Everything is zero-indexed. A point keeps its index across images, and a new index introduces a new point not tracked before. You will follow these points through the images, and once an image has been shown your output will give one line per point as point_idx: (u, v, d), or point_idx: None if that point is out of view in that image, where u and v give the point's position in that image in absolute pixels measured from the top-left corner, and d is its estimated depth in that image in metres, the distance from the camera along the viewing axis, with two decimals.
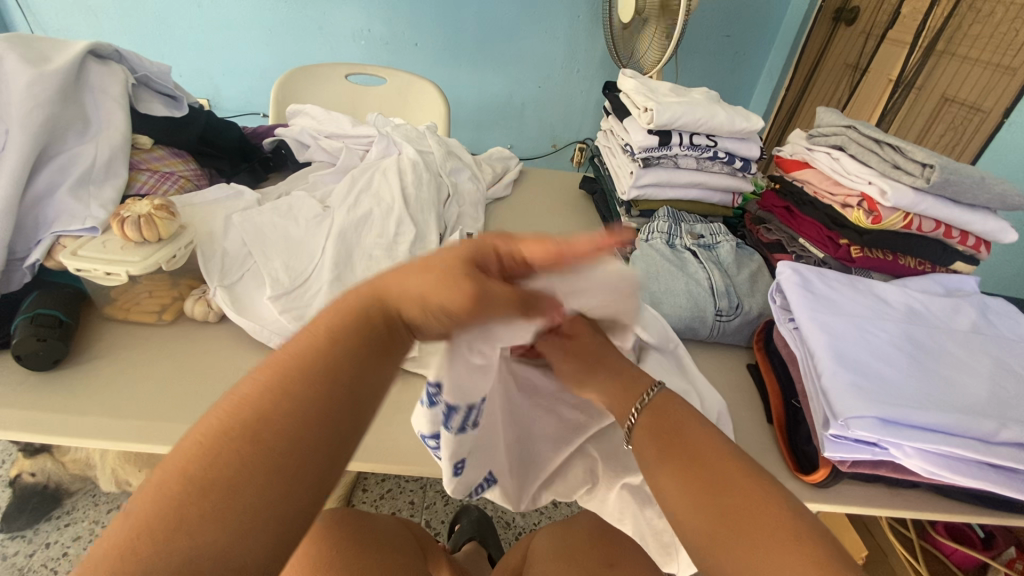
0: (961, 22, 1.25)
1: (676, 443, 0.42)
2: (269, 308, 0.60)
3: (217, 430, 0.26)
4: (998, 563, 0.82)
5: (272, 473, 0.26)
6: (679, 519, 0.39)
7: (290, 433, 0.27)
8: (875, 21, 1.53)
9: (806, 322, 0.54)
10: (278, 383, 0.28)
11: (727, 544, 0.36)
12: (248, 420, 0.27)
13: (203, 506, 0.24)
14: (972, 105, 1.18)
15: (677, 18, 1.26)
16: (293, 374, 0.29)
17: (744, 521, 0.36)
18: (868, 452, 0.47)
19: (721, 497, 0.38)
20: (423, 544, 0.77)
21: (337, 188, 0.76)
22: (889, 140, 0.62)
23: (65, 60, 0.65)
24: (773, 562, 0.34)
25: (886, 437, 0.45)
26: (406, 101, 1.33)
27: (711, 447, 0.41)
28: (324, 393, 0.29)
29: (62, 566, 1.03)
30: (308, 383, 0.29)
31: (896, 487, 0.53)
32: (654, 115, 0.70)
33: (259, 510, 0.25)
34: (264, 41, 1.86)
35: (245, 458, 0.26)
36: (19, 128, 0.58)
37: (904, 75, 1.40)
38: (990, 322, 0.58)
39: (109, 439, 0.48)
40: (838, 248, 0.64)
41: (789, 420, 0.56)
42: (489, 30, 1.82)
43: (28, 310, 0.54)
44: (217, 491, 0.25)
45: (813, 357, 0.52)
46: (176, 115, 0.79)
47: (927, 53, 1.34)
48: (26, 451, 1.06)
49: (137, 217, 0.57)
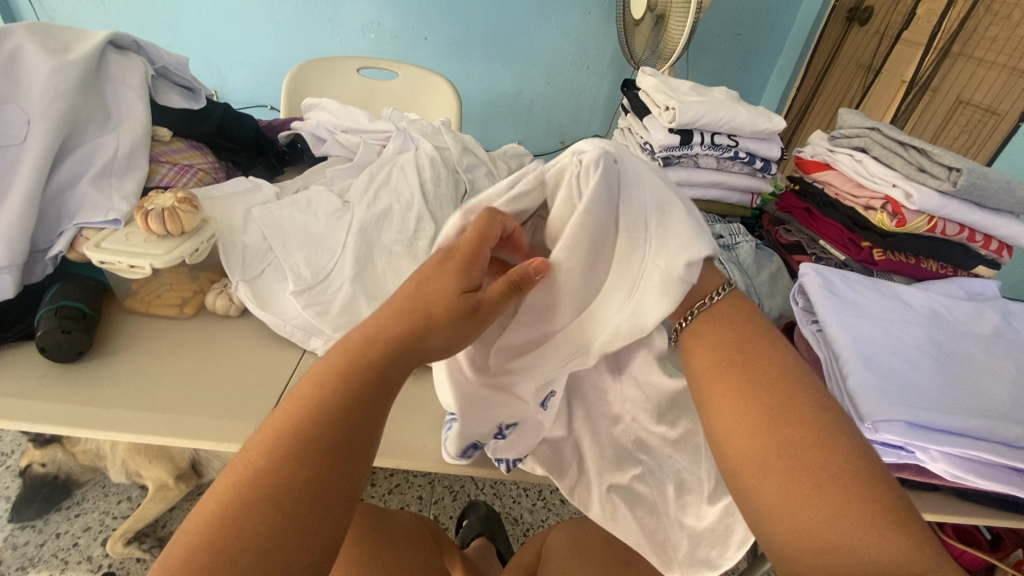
0: (977, 24, 1.24)
1: (741, 353, 0.38)
2: (291, 303, 0.60)
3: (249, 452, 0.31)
4: (1008, 565, 0.82)
5: (291, 470, 0.30)
6: (721, 421, 0.36)
7: (305, 441, 0.31)
8: (889, 21, 1.52)
9: (830, 324, 0.54)
10: (294, 405, 0.32)
11: (770, 457, 0.33)
12: (271, 436, 0.31)
13: (230, 507, 0.28)
14: (988, 107, 1.17)
15: (692, 15, 1.25)
16: (308, 397, 0.33)
17: (800, 442, 0.33)
18: (894, 455, 0.47)
19: (779, 415, 0.34)
20: (438, 540, 0.77)
21: (356, 183, 0.76)
22: (915, 143, 0.62)
23: (86, 51, 0.65)
24: (817, 489, 0.31)
25: (913, 441, 0.45)
26: (418, 96, 1.33)
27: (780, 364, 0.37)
28: (341, 401, 0.33)
29: (72, 557, 1.04)
30: (318, 399, 0.33)
31: (917, 490, 0.54)
32: (676, 114, 0.70)
33: (281, 503, 0.29)
34: (273, 33, 1.85)
35: (262, 466, 0.30)
36: (42, 119, 0.58)
37: (918, 77, 1.40)
38: (1013, 326, 0.58)
39: (135, 431, 0.48)
40: (861, 251, 0.64)
41: None
42: (500, 25, 1.81)
43: (52, 302, 0.54)
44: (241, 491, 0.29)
45: (839, 360, 0.52)
46: (194, 107, 0.79)
47: (942, 54, 1.34)
48: (37, 441, 1.06)
49: (161, 210, 0.56)
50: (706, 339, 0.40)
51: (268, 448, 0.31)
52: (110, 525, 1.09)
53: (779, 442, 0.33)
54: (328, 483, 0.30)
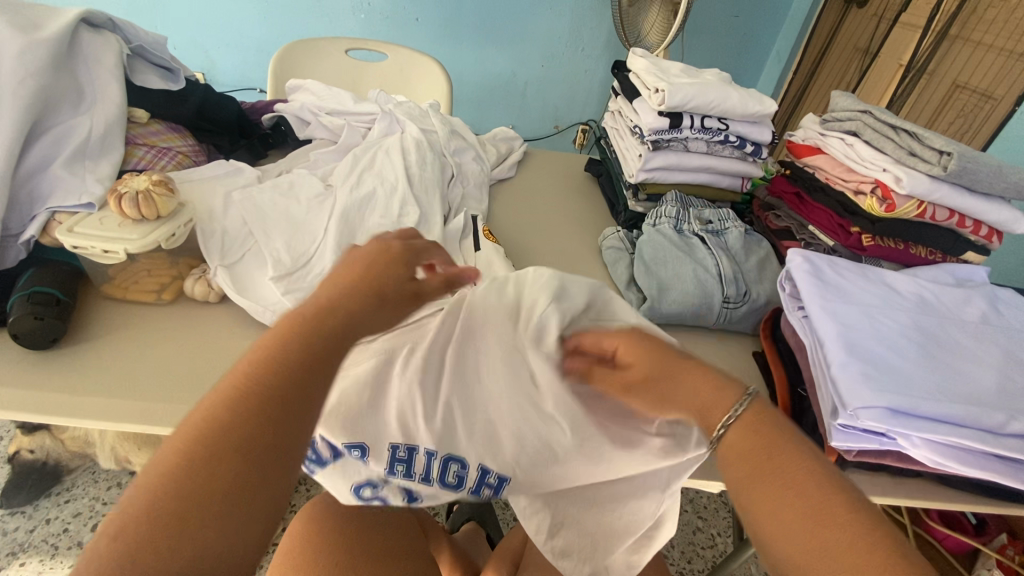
0: (975, 6, 1.22)
1: (766, 464, 0.36)
2: (271, 288, 0.59)
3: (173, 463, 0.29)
4: (990, 550, 0.83)
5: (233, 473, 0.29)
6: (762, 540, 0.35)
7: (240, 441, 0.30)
8: (887, 3, 1.50)
9: (815, 310, 0.54)
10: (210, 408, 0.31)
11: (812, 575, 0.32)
12: (196, 446, 0.29)
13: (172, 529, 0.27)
14: (983, 92, 1.16)
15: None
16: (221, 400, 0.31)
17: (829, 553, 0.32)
18: (875, 441, 0.47)
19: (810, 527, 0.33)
20: (424, 525, 0.77)
21: (339, 167, 0.74)
22: (906, 126, 0.61)
23: (57, 28, 0.63)
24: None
25: (895, 428, 0.45)
26: (407, 78, 1.30)
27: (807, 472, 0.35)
28: (251, 386, 0.32)
29: (63, 543, 1.04)
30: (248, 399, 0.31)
31: (899, 476, 0.54)
32: (665, 97, 0.69)
33: (232, 509, 0.28)
34: (261, 13, 1.80)
35: (197, 470, 0.29)
36: (10, 98, 0.56)
37: (915, 60, 1.38)
38: (1000, 312, 0.57)
39: (110, 419, 0.48)
40: (849, 236, 0.63)
41: (794, 408, 0.56)
42: (492, 5, 1.77)
43: (24, 287, 0.53)
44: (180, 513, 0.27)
45: (823, 346, 0.52)
46: (173, 88, 0.76)
47: (939, 37, 1.32)
48: (25, 428, 1.05)
49: (135, 193, 0.55)
50: (734, 450, 0.38)
51: (173, 470, 0.29)
52: (100, 510, 1.09)
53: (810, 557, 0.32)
54: (270, 449, 0.31)
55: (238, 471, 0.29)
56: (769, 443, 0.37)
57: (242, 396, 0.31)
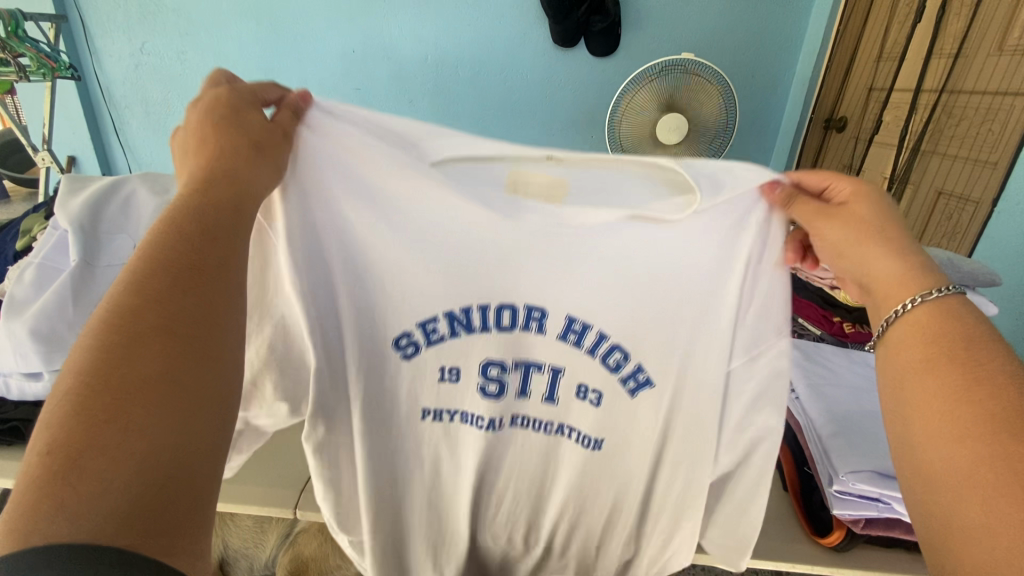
0: (939, 125, 1.35)
1: (950, 339, 0.38)
2: None
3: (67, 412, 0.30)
4: None
5: (165, 405, 0.32)
6: (925, 452, 0.36)
7: (134, 389, 0.31)
8: (861, 127, 1.68)
9: (802, 389, 0.61)
10: (175, 350, 0.33)
11: (975, 448, 0.33)
12: (100, 395, 0.30)
13: (72, 477, 0.28)
14: (962, 195, 1.25)
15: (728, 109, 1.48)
16: (124, 338, 0.32)
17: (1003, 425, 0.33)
18: (872, 507, 0.51)
19: (981, 412, 0.34)
20: None
21: None
22: None
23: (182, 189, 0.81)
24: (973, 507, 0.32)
25: (886, 490, 0.49)
26: None
27: (985, 373, 0.35)
28: (183, 310, 0.35)
29: None
30: (157, 346, 0.33)
31: (916, 552, 0.56)
32: None
33: (151, 445, 0.30)
34: None
35: (116, 392, 0.31)
36: None
37: (897, 173, 1.49)
38: None
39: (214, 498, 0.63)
40: (833, 324, 0.71)
41: (802, 486, 0.61)
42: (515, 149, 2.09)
43: None
44: (71, 467, 0.28)
45: (814, 424, 0.57)
46: None
47: (913, 152, 1.43)
48: None
49: None
50: (919, 325, 0.40)
51: (130, 381, 0.31)
52: None
53: (983, 445, 0.33)
54: (197, 377, 0.34)
55: (160, 393, 0.32)
56: (957, 328, 0.38)
57: (193, 299, 0.35)
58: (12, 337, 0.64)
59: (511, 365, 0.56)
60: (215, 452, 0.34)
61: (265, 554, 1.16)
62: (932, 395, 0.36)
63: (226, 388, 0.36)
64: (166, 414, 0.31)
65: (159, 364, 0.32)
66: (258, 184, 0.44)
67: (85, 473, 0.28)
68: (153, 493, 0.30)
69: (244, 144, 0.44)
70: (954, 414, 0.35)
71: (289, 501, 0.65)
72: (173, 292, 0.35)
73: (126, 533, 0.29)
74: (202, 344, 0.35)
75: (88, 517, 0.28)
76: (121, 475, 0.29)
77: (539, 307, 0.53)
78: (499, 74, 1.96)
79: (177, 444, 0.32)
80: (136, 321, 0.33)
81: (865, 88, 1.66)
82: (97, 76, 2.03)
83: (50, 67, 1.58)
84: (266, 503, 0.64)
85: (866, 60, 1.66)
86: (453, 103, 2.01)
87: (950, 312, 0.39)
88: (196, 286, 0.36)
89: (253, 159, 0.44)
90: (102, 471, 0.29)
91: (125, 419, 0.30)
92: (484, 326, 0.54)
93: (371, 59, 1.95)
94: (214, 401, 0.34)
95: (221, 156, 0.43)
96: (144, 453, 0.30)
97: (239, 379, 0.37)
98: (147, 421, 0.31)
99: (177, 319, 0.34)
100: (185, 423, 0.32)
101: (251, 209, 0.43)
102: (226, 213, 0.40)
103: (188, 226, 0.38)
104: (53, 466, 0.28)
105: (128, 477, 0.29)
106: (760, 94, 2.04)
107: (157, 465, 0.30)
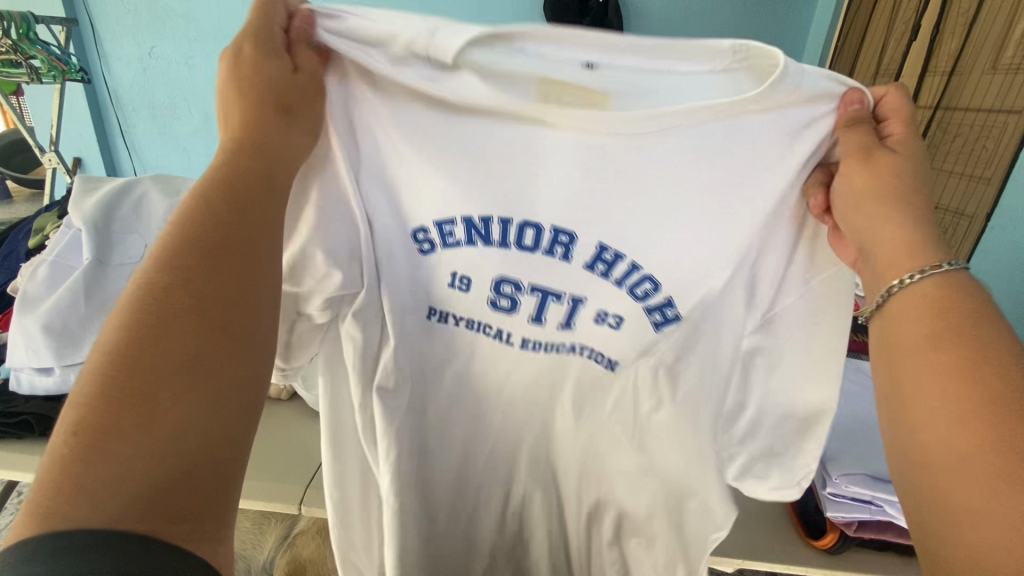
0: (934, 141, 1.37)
1: (953, 315, 0.38)
2: None
3: (97, 393, 0.31)
4: None
5: (191, 390, 0.33)
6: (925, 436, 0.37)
7: (165, 372, 0.33)
8: None
9: None
10: (201, 334, 0.35)
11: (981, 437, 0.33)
12: (128, 376, 0.32)
13: (100, 452, 0.30)
14: (956, 210, 1.27)
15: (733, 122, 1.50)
16: (156, 322, 0.34)
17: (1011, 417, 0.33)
18: (865, 510, 0.52)
19: (985, 402, 0.34)
20: None
21: None
22: None
23: None
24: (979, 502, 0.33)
25: (877, 493, 0.51)
26: None
27: (991, 356, 0.36)
28: (211, 294, 0.36)
29: None
30: (183, 331, 0.34)
31: (908, 557, 0.57)
32: None
33: (175, 427, 0.32)
34: None
35: (148, 372, 0.32)
36: None
37: None
38: None
39: None
40: None
41: None
42: None
43: None
44: (99, 445, 0.30)
45: None
46: None
47: None
48: None
49: None
50: (917, 304, 0.40)
51: (160, 362, 0.33)
52: None
53: (988, 435, 0.33)
54: (222, 362, 0.35)
55: (188, 376, 0.34)
56: (960, 307, 0.38)
57: (222, 283, 0.37)
58: (24, 333, 0.65)
59: (524, 286, 0.50)
60: (237, 430, 0.36)
61: (263, 555, 1.17)
62: (934, 375, 0.37)
63: (248, 369, 0.37)
64: (193, 406, 0.33)
65: (188, 347, 0.34)
66: (288, 168, 0.44)
67: (109, 451, 0.30)
68: (176, 472, 0.32)
69: (286, 132, 0.44)
70: (955, 395, 0.35)
71: (293, 497, 0.66)
72: (205, 277, 0.36)
73: (139, 507, 0.29)
74: (227, 329, 0.36)
75: (108, 492, 0.29)
76: (145, 452, 0.31)
77: (568, 231, 0.47)
78: None
79: (202, 427, 0.34)
80: (169, 306, 0.35)
81: None
82: (105, 78, 2.05)
83: (61, 69, 1.60)
84: (271, 499, 0.65)
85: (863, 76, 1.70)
86: None
87: (953, 291, 0.39)
88: (226, 272, 0.37)
89: (281, 136, 0.44)
90: (126, 451, 0.30)
91: (152, 410, 0.32)
92: (503, 244, 0.49)
93: None
94: (236, 383, 0.36)
95: (248, 148, 0.43)
96: (171, 430, 0.32)
97: (263, 363, 0.39)
98: (174, 403, 0.33)
99: (206, 305, 0.36)
100: (208, 406, 0.34)
101: (279, 204, 0.43)
102: (254, 198, 0.41)
103: (217, 212, 0.39)
104: (82, 443, 0.30)
105: (149, 453, 0.31)
106: None
107: (181, 444, 0.32)
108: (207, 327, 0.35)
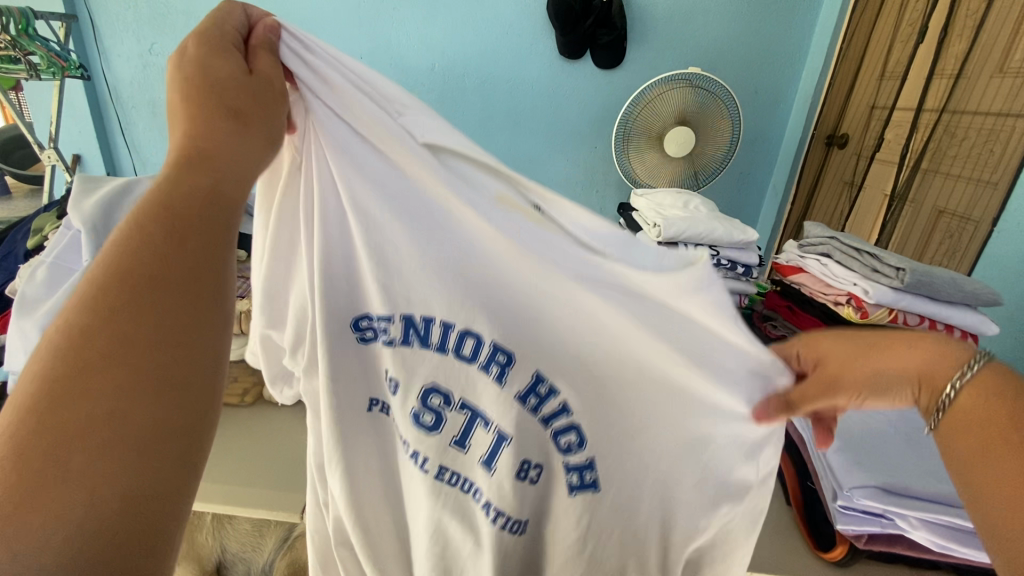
0: (940, 145, 1.37)
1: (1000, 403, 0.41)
2: None
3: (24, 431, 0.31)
4: None
5: (123, 423, 0.32)
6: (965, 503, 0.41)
7: (98, 408, 0.32)
8: (863, 144, 1.70)
9: None
10: (142, 366, 0.34)
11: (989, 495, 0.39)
12: (62, 415, 0.31)
13: (27, 493, 0.30)
14: (962, 215, 1.26)
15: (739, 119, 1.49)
16: (94, 353, 0.33)
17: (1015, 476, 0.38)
18: (876, 523, 0.52)
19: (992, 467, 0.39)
20: None
21: None
22: (867, 248, 0.72)
23: None
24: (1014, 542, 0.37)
25: (889, 506, 0.50)
26: None
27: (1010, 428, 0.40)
28: (158, 320, 0.35)
29: None
30: (124, 364, 0.33)
31: (918, 569, 0.57)
32: (663, 230, 0.85)
33: (108, 466, 0.31)
34: None
35: (86, 407, 0.32)
36: None
37: (897, 190, 1.51)
38: None
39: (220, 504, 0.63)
40: None
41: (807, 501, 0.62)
42: (518, 157, 2.10)
43: None
44: (31, 486, 0.30)
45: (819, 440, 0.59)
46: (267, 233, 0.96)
47: (914, 170, 1.45)
48: None
49: None
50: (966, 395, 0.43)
51: (100, 401, 0.32)
52: None
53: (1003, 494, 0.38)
54: (176, 385, 0.35)
55: (123, 410, 0.33)
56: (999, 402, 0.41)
57: (172, 305, 0.36)
58: (23, 335, 0.64)
59: (455, 401, 0.54)
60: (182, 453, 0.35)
61: (262, 558, 1.15)
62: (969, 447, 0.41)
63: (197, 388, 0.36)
64: (127, 443, 0.32)
65: (124, 382, 0.33)
66: (236, 174, 0.42)
67: (38, 489, 0.30)
68: (117, 507, 0.31)
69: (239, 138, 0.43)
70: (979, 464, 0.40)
71: (296, 505, 0.65)
72: (157, 305, 0.35)
73: (87, 544, 0.30)
74: (170, 356, 0.35)
75: (43, 531, 0.29)
76: (74, 493, 0.30)
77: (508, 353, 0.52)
78: (506, 81, 1.97)
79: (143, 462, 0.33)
80: (106, 339, 0.33)
81: (868, 106, 1.68)
82: (104, 74, 2.04)
83: (60, 66, 1.59)
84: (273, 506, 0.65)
85: (869, 78, 1.69)
86: (460, 110, 2.02)
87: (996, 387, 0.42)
88: (173, 290, 0.36)
89: (223, 140, 0.42)
90: (61, 491, 0.30)
91: (79, 450, 0.31)
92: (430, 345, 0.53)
93: (379, 64, 1.96)
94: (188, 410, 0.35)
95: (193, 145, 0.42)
96: (103, 468, 0.31)
97: (217, 371, 0.38)
98: (104, 440, 0.32)
99: (147, 332, 0.34)
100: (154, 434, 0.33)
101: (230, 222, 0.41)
102: (201, 212, 0.39)
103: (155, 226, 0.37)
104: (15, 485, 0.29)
105: (87, 491, 0.31)
106: (763, 108, 2.06)
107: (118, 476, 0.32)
108: (152, 357, 0.34)
